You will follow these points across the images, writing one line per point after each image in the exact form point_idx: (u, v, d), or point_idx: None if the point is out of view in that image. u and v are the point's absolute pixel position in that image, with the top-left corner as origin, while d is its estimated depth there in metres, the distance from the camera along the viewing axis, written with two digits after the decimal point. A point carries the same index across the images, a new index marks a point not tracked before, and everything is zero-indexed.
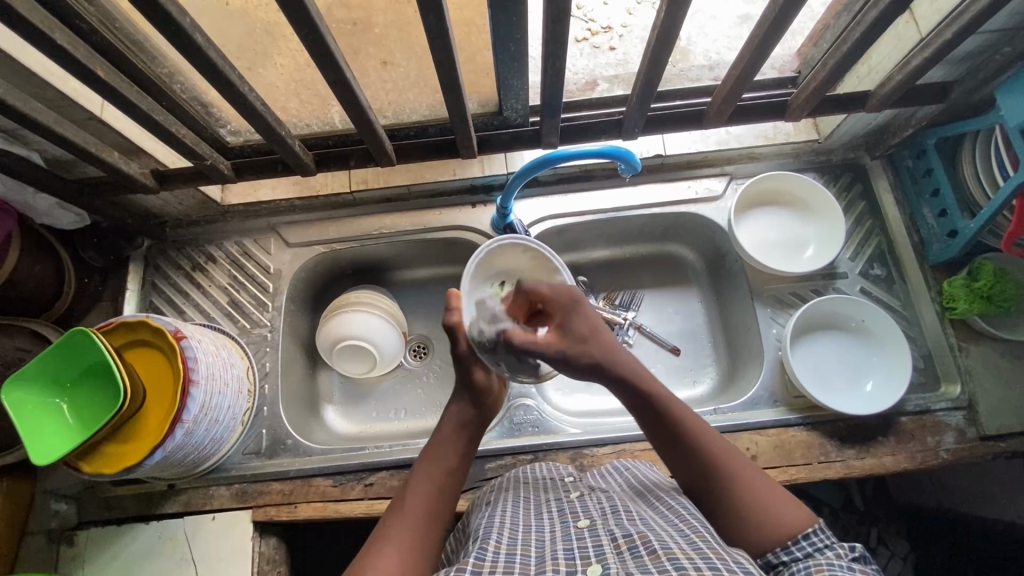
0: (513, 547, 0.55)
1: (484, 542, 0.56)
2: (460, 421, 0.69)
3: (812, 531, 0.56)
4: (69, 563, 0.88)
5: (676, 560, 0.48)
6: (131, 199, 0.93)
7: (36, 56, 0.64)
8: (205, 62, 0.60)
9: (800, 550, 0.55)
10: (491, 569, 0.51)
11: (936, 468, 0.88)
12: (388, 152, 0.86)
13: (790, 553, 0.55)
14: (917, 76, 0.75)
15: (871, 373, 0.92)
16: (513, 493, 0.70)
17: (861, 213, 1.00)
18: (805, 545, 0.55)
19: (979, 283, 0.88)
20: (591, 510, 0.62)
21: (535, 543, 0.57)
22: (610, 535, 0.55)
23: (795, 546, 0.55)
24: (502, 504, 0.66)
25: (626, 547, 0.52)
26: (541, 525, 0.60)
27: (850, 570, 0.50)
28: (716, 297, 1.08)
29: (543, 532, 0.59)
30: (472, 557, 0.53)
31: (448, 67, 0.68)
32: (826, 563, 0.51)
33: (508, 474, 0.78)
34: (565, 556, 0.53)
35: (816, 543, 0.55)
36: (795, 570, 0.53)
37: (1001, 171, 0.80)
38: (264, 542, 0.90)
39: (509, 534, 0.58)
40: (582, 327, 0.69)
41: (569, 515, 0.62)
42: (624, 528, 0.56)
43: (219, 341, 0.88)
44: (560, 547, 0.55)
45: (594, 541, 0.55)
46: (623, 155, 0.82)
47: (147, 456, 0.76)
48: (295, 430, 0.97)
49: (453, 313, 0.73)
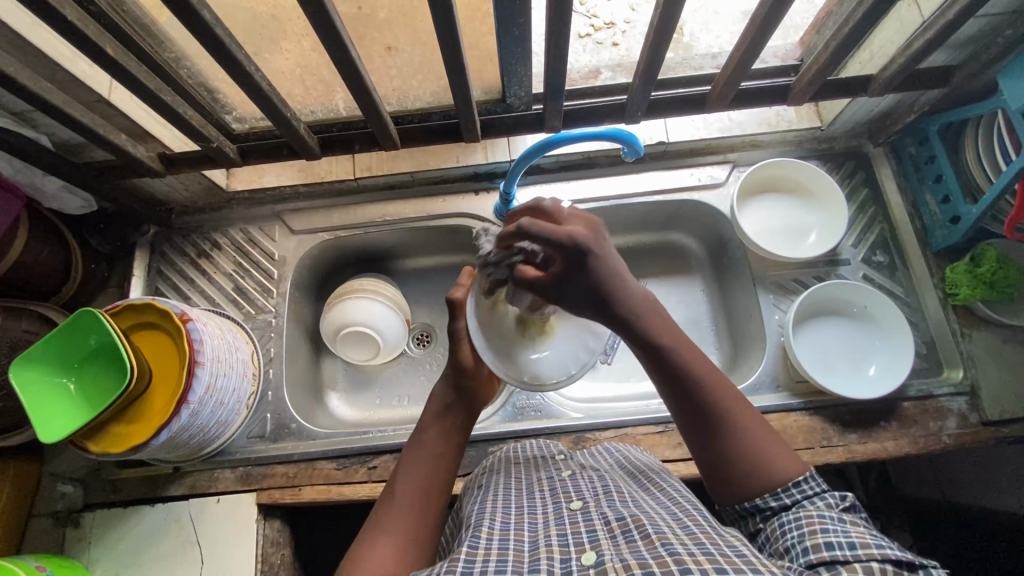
0: (506, 532, 0.55)
1: (477, 530, 0.56)
2: (442, 403, 0.70)
3: (804, 478, 0.56)
4: (75, 544, 0.88)
5: (670, 546, 0.48)
6: (138, 185, 0.94)
7: (46, 36, 0.65)
8: (212, 40, 0.61)
9: (790, 496, 0.55)
10: (485, 557, 0.51)
11: (939, 453, 0.88)
12: (391, 134, 0.86)
13: (779, 499, 0.55)
14: (919, 59, 0.75)
15: (873, 358, 0.93)
16: (505, 474, 0.70)
17: (863, 200, 1.01)
18: (795, 492, 0.55)
19: (981, 270, 0.88)
20: (584, 490, 0.62)
21: (528, 528, 0.57)
22: (604, 519, 0.55)
23: (784, 493, 0.55)
24: (493, 488, 0.67)
25: (619, 531, 0.52)
26: (533, 508, 0.61)
27: (839, 523, 0.50)
28: (718, 284, 1.09)
29: (536, 515, 0.59)
30: (466, 547, 0.53)
31: (452, 49, 0.69)
32: (817, 517, 0.51)
33: (503, 451, 0.79)
34: (559, 541, 0.53)
35: (807, 490, 0.55)
36: (785, 521, 0.53)
37: (1004, 156, 0.81)
38: (268, 524, 0.90)
39: (502, 519, 0.58)
40: (599, 272, 0.58)
41: (561, 495, 0.62)
42: (617, 511, 0.56)
43: (224, 325, 0.89)
44: (554, 531, 0.55)
45: (587, 525, 0.55)
46: (627, 138, 0.82)
47: (154, 436, 0.76)
48: (299, 414, 0.97)
49: (458, 289, 0.72)
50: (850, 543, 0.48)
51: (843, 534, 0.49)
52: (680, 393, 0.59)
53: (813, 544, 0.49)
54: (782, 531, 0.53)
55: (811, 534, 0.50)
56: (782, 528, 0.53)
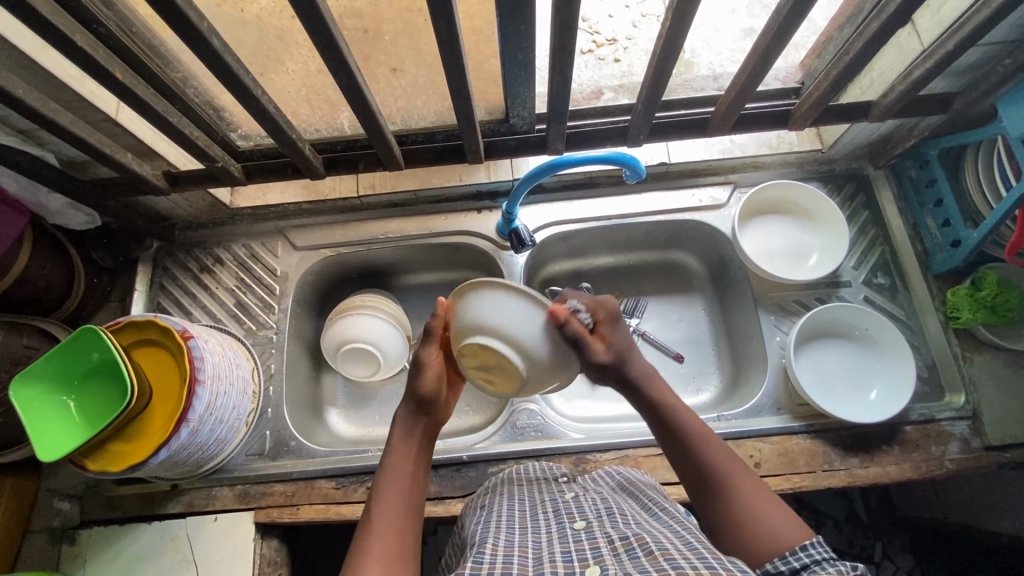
0: (510, 549, 0.55)
1: (481, 547, 0.56)
2: (409, 427, 0.71)
3: (810, 543, 0.55)
4: (71, 562, 0.88)
5: (673, 560, 0.47)
6: (142, 201, 0.94)
7: (55, 58, 0.66)
8: (221, 64, 0.62)
9: (799, 560, 0.54)
10: (490, 570, 0.51)
11: (941, 478, 0.87)
12: (396, 155, 0.87)
13: (788, 564, 0.54)
14: (919, 87, 0.76)
15: (874, 382, 0.92)
16: (508, 495, 0.70)
17: (864, 222, 1.01)
18: (802, 556, 0.54)
19: (982, 293, 0.88)
20: (587, 511, 0.62)
21: (532, 545, 0.57)
22: (607, 538, 0.55)
23: (793, 557, 0.54)
24: (497, 508, 0.66)
25: (623, 549, 0.52)
26: (537, 527, 0.60)
27: None
28: (719, 304, 1.09)
29: (540, 535, 0.59)
30: (470, 562, 0.53)
31: (457, 72, 0.70)
32: None
33: (507, 472, 0.79)
34: (563, 558, 0.53)
35: (813, 555, 0.53)
36: None
37: (1004, 182, 0.81)
38: (265, 543, 0.89)
39: (507, 537, 0.58)
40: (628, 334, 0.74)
41: (565, 516, 0.62)
42: (620, 531, 0.55)
43: (225, 342, 0.89)
44: (558, 549, 0.55)
45: (591, 543, 0.54)
46: (628, 162, 0.82)
47: (152, 455, 0.76)
48: (298, 432, 0.97)
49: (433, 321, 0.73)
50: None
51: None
52: (689, 459, 0.67)
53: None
54: None
55: None
56: None
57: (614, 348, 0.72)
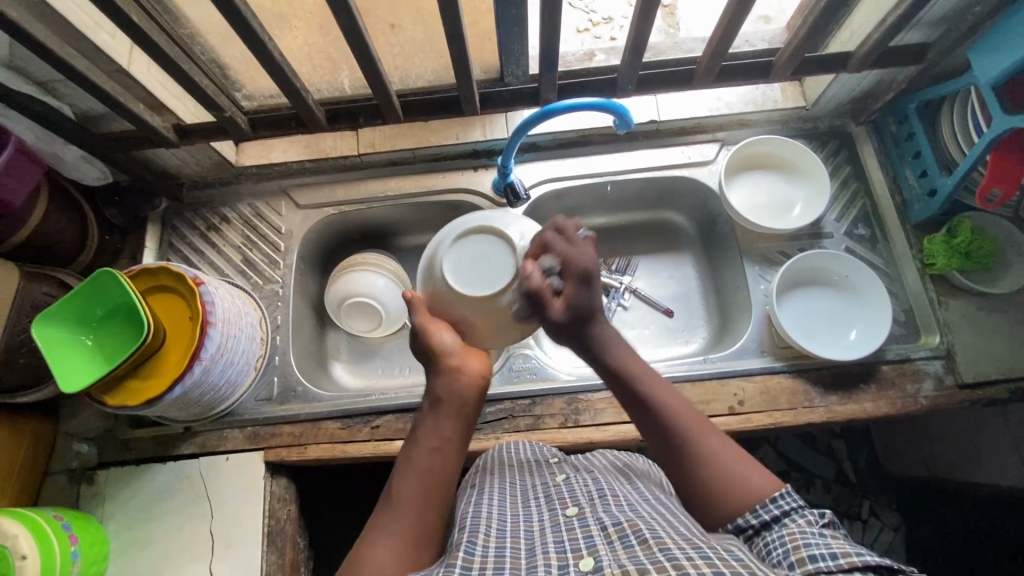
0: (503, 541, 0.57)
1: (474, 537, 0.58)
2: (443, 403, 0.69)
3: (780, 494, 0.59)
4: (89, 500, 0.93)
5: (668, 550, 0.49)
6: (151, 158, 0.98)
7: (73, 6, 0.70)
8: (229, 6, 0.66)
9: (768, 512, 0.58)
10: (482, 565, 0.53)
11: (917, 414, 0.91)
12: (395, 106, 0.90)
13: (759, 517, 0.58)
14: (892, 34, 0.80)
15: (853, 323, 0.97)
16: (500, 478, 0.73)
17: (846, 176, 1.05)
18: (773, 507, 0.58)
19: (958, 240, 0.92)
20: (579, 496, 0.65)
21: (524, 535, 0.59)
22: (600, 525, 0.56)
23: (764, 510, 0.58)
24: (486, 493, 0.68)
25: (617, 536, 0.53)
26: (530, 516, 0.63)
27: (819, 536, 0.52)
28: (708, 259, 1.13)
29: (532, 523, 0.61)
30: (463, 553, 0.55)
31: (453, 23, 0.73)
32: (799, 532, 0.53)
33: (494, 451, 0.82)
34: (556, 548, 0.54)
35: (784, 506, 0.58)
36: (769, 540, 0.55)
37: (976, 130, 0.85)
38: (275, 482, 0.94)
39: (498, 526, 0.60)
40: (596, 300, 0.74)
41: (557, 502, 0.64)
42: (613, 517, 0.57)
43: (234, 292, 0.93)
44: (551, 539, 0.57)
45: (584, 531, 0.56)
46: (618, 110, 0.86)
47: (168, 391, 0.80)
48: (304, 378, 1.01)
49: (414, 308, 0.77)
50: (831, 554, 0.49)
51: (825, 546, 0.50)
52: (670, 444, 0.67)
53: (799, 558, 0.51)
54: (766, 547, 0.55)
55: (793, 548, 0.52)
56: (766, 545, 0.55)
57: (574, 307, 0.72)
